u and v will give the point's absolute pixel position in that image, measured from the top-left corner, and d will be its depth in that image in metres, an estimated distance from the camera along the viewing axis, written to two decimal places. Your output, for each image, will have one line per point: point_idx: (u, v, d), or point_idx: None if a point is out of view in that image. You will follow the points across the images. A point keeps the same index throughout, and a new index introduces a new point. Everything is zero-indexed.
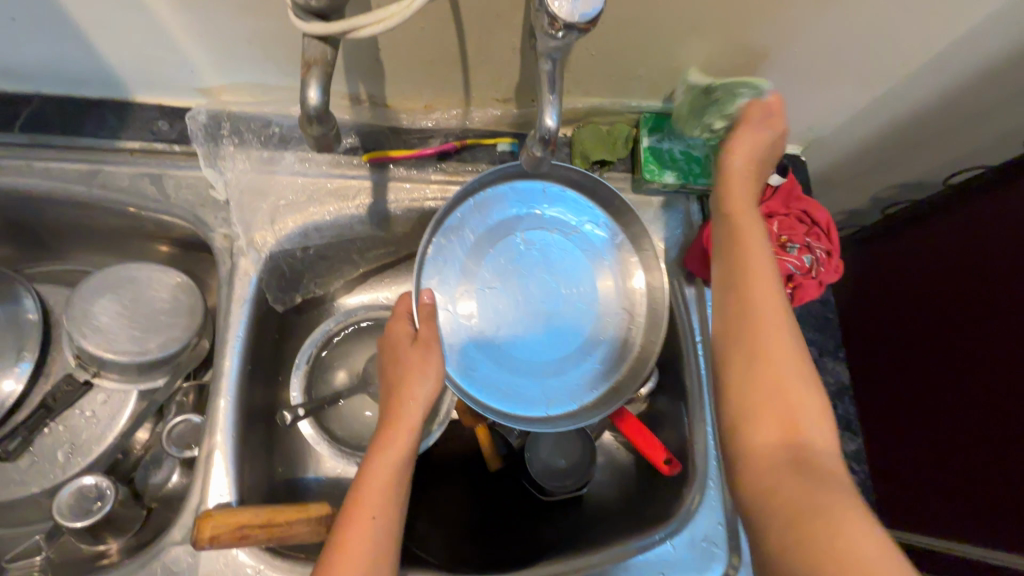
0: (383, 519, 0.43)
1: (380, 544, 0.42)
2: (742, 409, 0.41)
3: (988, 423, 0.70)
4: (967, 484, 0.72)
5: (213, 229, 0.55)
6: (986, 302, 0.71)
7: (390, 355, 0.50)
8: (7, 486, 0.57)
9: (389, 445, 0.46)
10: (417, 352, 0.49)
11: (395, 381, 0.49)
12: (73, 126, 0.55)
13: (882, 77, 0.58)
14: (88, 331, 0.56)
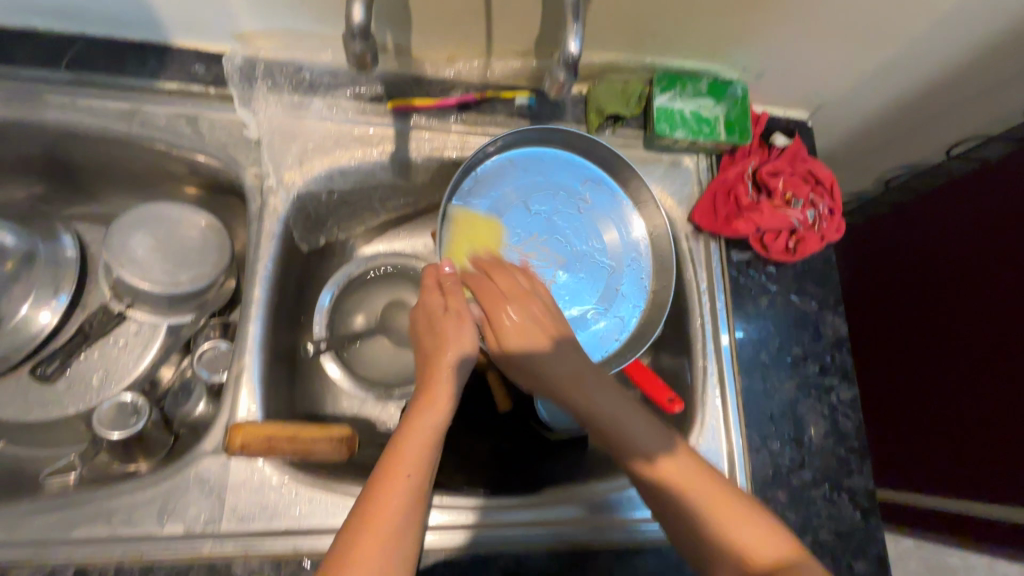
0: (418, 480, 0.41)
1: (410, 513, 0.40)
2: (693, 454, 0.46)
3: (983, 381, 0.72)
4: (964, 443, 0.74)
5: (244, 168, 0.59)
6: (983, 264, 0.73)
7: (424, 322, 0.50)
8: (43, 408, 0.61)
9: (431, 408, 0.45)
10: (451, 318, 0.49)
11: (434, 344, 0.48)
12: (113, 67, 0.58)
13: (889, 38, 0.60)
14: (126, 263, 0.59)
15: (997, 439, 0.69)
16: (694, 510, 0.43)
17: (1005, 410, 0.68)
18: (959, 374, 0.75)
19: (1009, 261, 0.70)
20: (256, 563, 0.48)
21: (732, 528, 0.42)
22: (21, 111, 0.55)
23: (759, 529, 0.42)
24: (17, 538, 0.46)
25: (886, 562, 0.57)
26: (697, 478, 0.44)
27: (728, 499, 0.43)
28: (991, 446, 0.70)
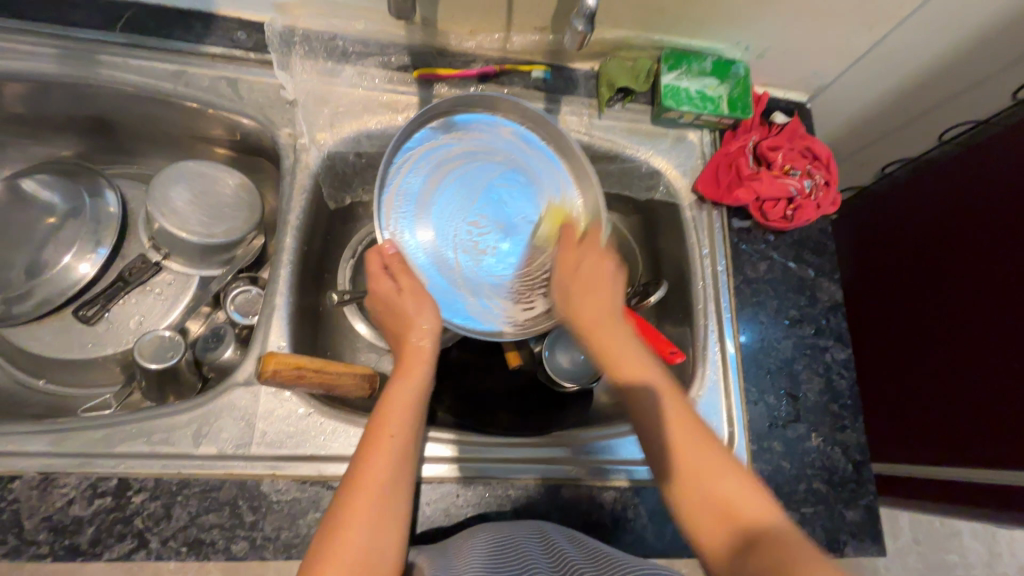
0: (400, 442, 0.46)
1: (394, 464, 0.45)
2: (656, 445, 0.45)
3: (984, 347, 0.73)
4: (964, 407, 0.75)
5: (279, 128, 0.64)
6: (983, 236, 0.76)
7: (385, 308, 0.54)
8: (82, 348, 0.64)
9: (403, 381, 0.49)
10: (409, 298, 0.52)
11: (402, 325, 0.53)
12: (162, 31, 0.62)
13: (879, 20, 0.65)
14: (166, 213, 0.63)
15: (998, 399, 0.71)
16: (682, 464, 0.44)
17: (1006, 372, 0.70)
18: (960, 342, 0.77)
19: (1007, 231, 0.72)
20: (283, 483, 0.51)
21: (721, 485, 0.42)
22: (79, 68, 0.60)
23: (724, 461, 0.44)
24: (64, 450, 0.49)
25: (877, 511, 0.60)
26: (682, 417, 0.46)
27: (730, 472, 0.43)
28: (993, 409, 0.71)
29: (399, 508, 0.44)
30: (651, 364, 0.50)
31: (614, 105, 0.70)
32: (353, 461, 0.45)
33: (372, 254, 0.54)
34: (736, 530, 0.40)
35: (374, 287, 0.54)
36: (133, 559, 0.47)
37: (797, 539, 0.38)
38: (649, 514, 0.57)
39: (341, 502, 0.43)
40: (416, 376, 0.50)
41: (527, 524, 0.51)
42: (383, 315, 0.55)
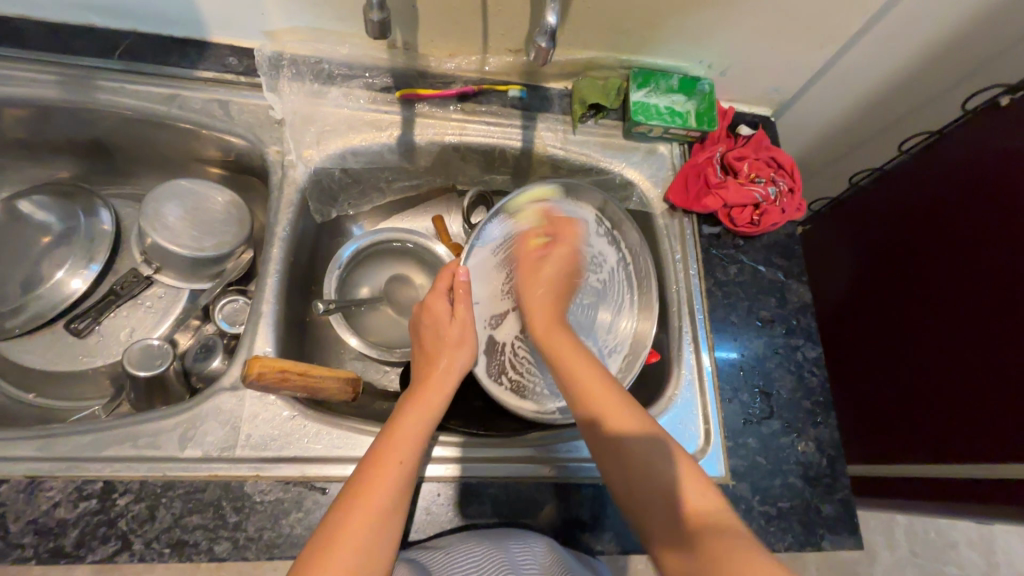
0: (410, 460, 0.47)
1: (403, 489, 0.46)
2: (638, 451, 0.47)
3: (961, 341, 0.74)
4: (945, 403, 0.76)
5: (268, 146, 0.67)
6: (951, 235, 0.78)
7: (430, 324, 0.59)
8: (74, 361, 0.66)
9: (423, 403, 0.52)
10: (456, 325, 0.58)
11: (433, 348, 0.57)
12: (160, 58, 0.66)
13: (829, 38, 0.69)
14: (158, 228, 0.66)
15: (978, 392, 0.71)
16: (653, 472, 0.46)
17: (987, 364, 0.71)
18: (935, 338, 0.78)
19: (977, 227, 0.74)
20: (266, 484, 0.52)
21: (676, 475, 0.46)
22: (77, 92, 0.63)
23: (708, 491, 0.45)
24: (51, 454, 0.50)
25: (852, 504, 0.61)
26: (646, 425, 0.49)
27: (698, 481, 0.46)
28: (972, 401, 0.72)
29: (400, 516, 0.45)
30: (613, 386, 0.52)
31: (587, 122, 0.74)
32: (359, 472, 0.46)
33: (444, 275, 0.61)
34: (687, 518, 0.43)
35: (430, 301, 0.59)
36: (117, 561, 0.47)
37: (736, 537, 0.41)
38: (627, 511, 0.58)
39: (349, 505, 0.43)
40: (432, 401, 0.53)
41: (522, 534, 0.53)
42: (422, 331, 0.59)
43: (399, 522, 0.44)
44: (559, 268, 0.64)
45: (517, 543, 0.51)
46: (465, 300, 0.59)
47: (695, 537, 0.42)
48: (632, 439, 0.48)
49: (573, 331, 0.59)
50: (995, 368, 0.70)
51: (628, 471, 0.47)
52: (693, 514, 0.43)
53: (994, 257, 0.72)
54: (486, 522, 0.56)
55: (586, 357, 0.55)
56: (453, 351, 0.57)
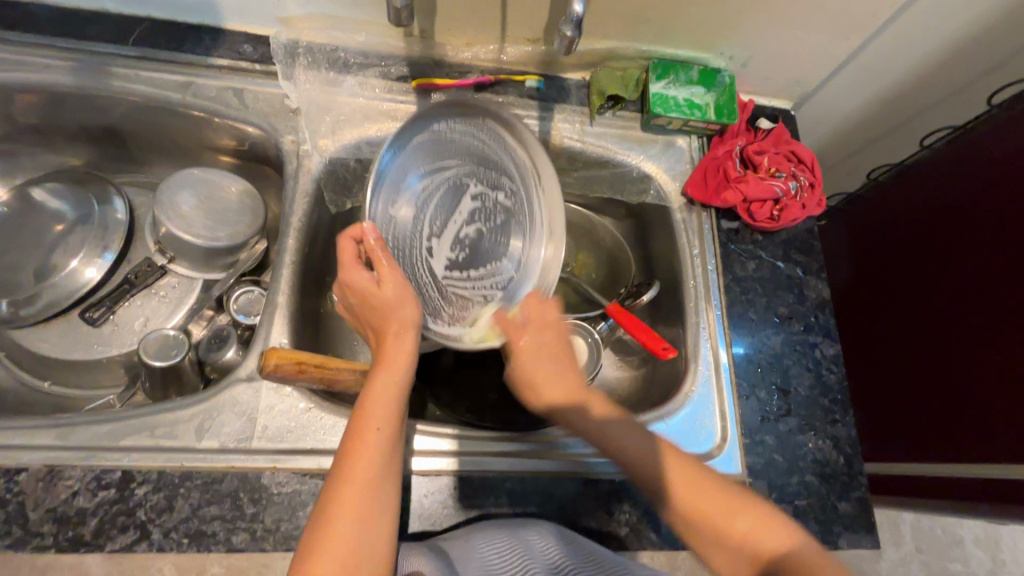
0: (387, 430, 0.46)
1: (386, 447, 0.45)
2: (693, 513, 0.47)
3: (990, 336, 0.72)
4: (972, 400, 0.73)
5: (282, 135, 0.66)
6: (976, 228, 0.76)
7: (359, 302, 0.52)
8: (88, 350, 0.66)
9: (390, 374, 0.48)
10: (388, 292, 0.49)
11: (377, 316, 0.51)
12: (174, 45, 0.65)
13: (853, 29, 0.68)
14: (172, 216, 0.65)
15: (1005, 387, 0.69)
16: (709, 504, 0.47)
17: (1003, 362, 0.70)
18: (964, 333, 0.76)
19: (995, 220, 0.74)
20: (283, 476, 0.52)
21: (735, 519, 0.46)
22: (91, 79, 0.62)
23: (758, 517, 0.46)
24: (69, 443, 0.50)
25: (869, 503, 0.61)
26: (666, 464, 0.49)
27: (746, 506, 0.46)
28: (1000, 397, 0.70)
29: (392, 482, 0.45)
30: (632, 431, 0.52)
31: (604, 113, 0.73)
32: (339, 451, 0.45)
33: (347, 237, 0.50)
34: (754, 559, 0.44)
35: (346, 277, 0.50)
36: (135, 550, 0.48)
37: (789, 538, 0.45)
38: (643, 507, 0.58)
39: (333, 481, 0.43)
40: (401, 363, 0.49)
41: (537, 524, 0.52)
42: (352, 298, 0.52)
43: (393, 479, 0.45)
44: (549, 340, 0.60)
45: (535, 533, 0.50)
46: (387, 261, 0.49)
47: (775, 569, 0.43)
48: (654, 481, 0.49)
49: (596, 397, 0.57)
50: (1009, 366, 0.69)
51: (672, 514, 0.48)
52: (776, 556, 0.43)
53: (1014, 253, 0.70)
54: (502, 515, 0.56)
55: (617, 417, 0.54)
56: (397, 312, 0.50)
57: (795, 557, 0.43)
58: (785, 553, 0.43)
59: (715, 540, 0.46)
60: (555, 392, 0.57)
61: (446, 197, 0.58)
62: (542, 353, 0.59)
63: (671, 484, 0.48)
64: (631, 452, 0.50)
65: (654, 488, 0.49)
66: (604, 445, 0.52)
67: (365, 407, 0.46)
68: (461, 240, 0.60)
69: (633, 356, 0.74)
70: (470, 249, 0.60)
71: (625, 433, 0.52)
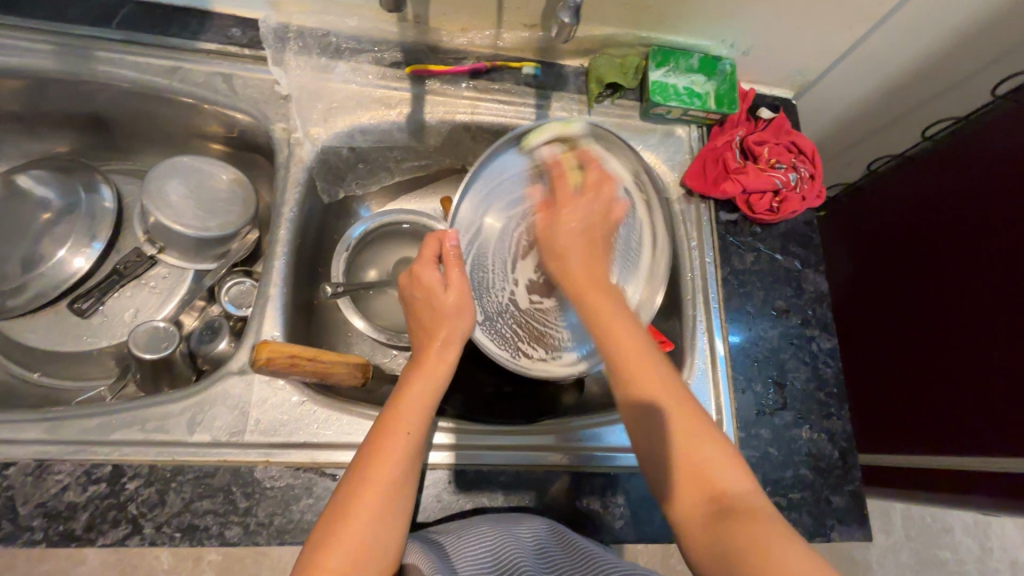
0: (416, 441, 0.45)
1: (410, 459, 0.44)
2: (677, 437, 0.44)
3: (995, 331, 0.71)
4: (967, 395, 0.74)
5: (273, 122, 0.65)
6: (984, 221, 0.74)
7: (420, 296, 0.52)
8: (78, 341, 0.65)
9: (426, 377, 0.48)
10: (454, 292, 0.51)
11: (431, 319, 0.51)
12: (161, 28, 0.63)
13: (858, 18, 0.66)
14: (161, 206, 0.64)
15: (1008, 383, 0.69)
16: (685, 457, 0.43)
17: (999, 358, 0.70)
18: (960, 327, 0.76)
19: (996, 215, 0.73)
20: (276, 470, 0.52)
21: (718, 463, 0.43)
22: (74, 63, 0.61)
23: (733, 462, 0.43)
24: (58, 437, 0.50)
25: (862, 496, 0.61)
26: (676, 401, 0.46)
27: (719, 443, 0.44)
28: (997, 391, 0.70)
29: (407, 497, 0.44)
30: (652, 355, 0.48)
31: (603, 101, 0.72)
32: (360, 457, 0.44)
33: (430, 240, 0.54)
34: (715, 499, 0.41)
35: (417, 270, 0.52)
36: (127, 544, 0.47)
37: (768, 515, 0.40)
38: (638, 500, 0.58)
39: (348, 490, 0.42)
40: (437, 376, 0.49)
41: (527, 518, 0.53)
42: (409, 297, 0.53)
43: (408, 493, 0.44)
44: (594, 212, 0.58)
45: (526, 529, 0.50)
46: (459, 266, 0.53)
47: (728, 515, 0.40)
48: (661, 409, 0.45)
49: (619, 298, 0.53)
50: (1005, 362, 0.69)
51: (652, 443, 0.45)
52: (739, 505, 0.41)
53: (1011, 248, 0.70)
54: (496, 508, 0.56)
55: (637, 338, 0.49)
56: (454, 322, 0.51)
57: (757, 506, 0.41)
58: (747, 501, 0.41)
59: (683, 475, 0.43)
60: (619, 333, 0.50)
61: (540, 224, 0.66)
62: (580, 216, 0.58)
63: (664, 419, 0.45)
64: (642, 381, 0.47)
65: (645, 410, 0.46)
66: (622, 378, 0.48)
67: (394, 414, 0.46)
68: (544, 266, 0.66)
69: None
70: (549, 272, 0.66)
71: (623, 325, 0.50)
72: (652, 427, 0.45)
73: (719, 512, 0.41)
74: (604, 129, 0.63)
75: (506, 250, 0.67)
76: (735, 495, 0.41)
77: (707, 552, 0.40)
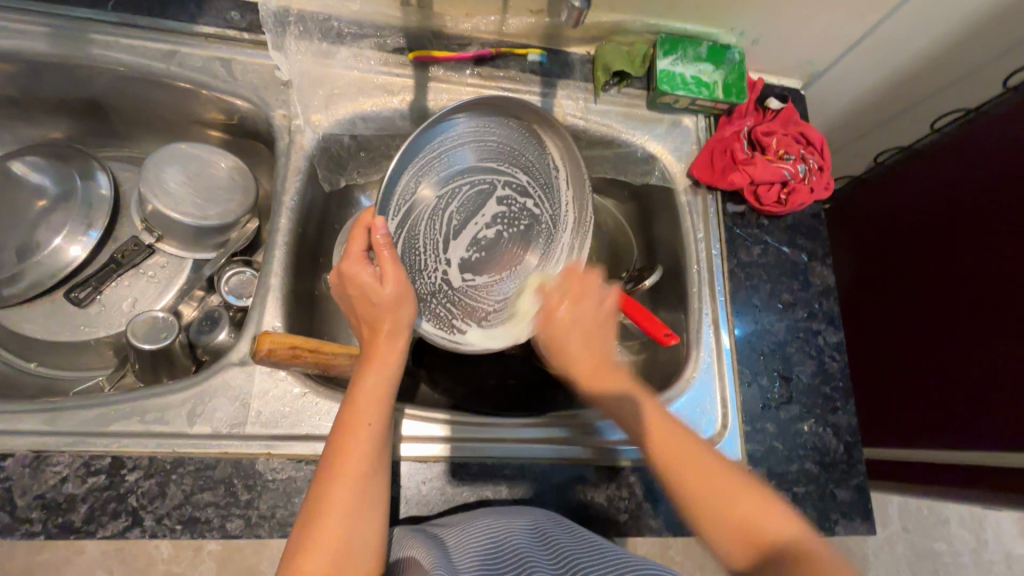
0: (378, 430, 0.44)
1: (376, 450, 0.44)
2: (706, 508, 0.42)
3: (998, 325, 0.71)
4: (967, 390, 0.74)
5: (273, 109, 0.64)
6: (989, 214, 0.74)
7: (354, 293, 0.48)
8: (75, 331, 0.64)
9: (382, 364, 0.47)
10: (391, 285, 0.47)
11: (371, 312, 0.48)
12: (157, 10, 0.62)
13: (872, 5, 0.65)
14: (158, 194, 0.62)
15: (1007, 377, 0.69)
16: (720, 516, 0.42)
17: (1000, 352, 0.70)
18: (964, 321, 0.76)
19: (999, 208, 0.72)
20: (278, 462, 0.51)
21: (757, 513, 0.41)
22: (69, 46, 0.59)
23: (766, 502, 0.42)
24: (56, 428, 0.49)
25: (866, 490, 0.61)
26: (695, 460, 0.44)
27: (756, 493, 0.43)
28: (997, 385, 0.70)
29: (381, 490, 0.43)
30: (670, 424, 0.47)
31: (610, 90, 0.71)
32: (328, 451, 0.43)
33: (358, 229, 0.48)
34: (764, 553, 0.40)
35: (347, 268, 0.48)
36: (128, 536, 0.47)
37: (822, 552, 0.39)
38: (642, 494, 0.58)
39: (320, 488, 0.42)
40: (392, 364, 0.47)
41: (528, 510, 0.52)
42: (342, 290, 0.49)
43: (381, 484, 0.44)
44: (603, 308, 0.56)
45: (528, 520, 0.50)
46: (389, 252, 0.48)
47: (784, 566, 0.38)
48: (682, 471, 0.44)
49: (627, 377, 0.52)
50: (1006, 357, 0.69)
51: (682, 495, 0.44)
52: (787, 553, 0.39)
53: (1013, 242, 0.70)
54: (500, 500, 0.55)
55: (653, 415, 0.48)
56: (396, 312, 0.48)
57: (812, 551, 0.39)
58: (796, 547, 0.39)
59: (725, 532, 0.41)
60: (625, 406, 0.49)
61: (475, 199, 0.64)
62: (589, 314, 0.55)
63: (685, 483, 0.44)
64: (663, 447, 0.46)
65: (666, 474, 0.45)
66: (644, 444, 0.47)
67: (356, 405, 0.45)
68: (478, 241, 0.65)
69: (633, 341, 0.73)
70: (485, 251, 0.65)
71: (635, 407, 0.49)
72: (678, 493, 0.44)
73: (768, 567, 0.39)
74: (572, 141, 0.60)
75: (439, 227, 0.63)
76: (782, 544, 0.40)
77: None
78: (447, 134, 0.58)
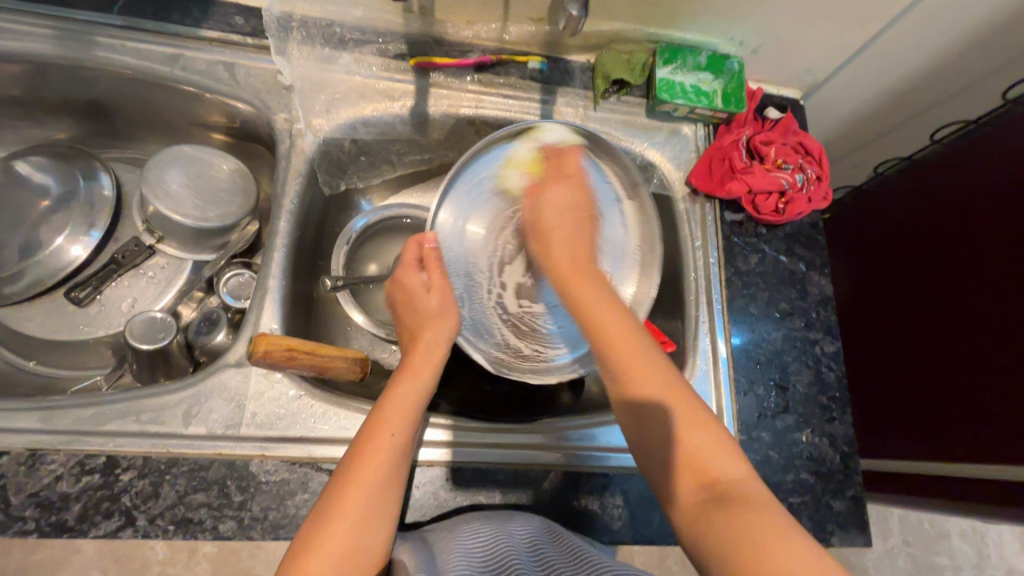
0: (401, 440, 0.45)
1: (396, 460, 0.44)
2: (669, 431, 0.45)
3: (1003, 334, 0.70)
4: (967, 403, 0.73)
5: (274, 113, 0.64)
6: (991, 226, 0.74)
7: (402, 298, 0.55)
8: (74, 330, 0.64)
9: (415, 374, 0.49)
10: (432, 295, 0.53)
11: (416, 324, 0.53)
12: (162, 14, 0.63)
13: (871, 16, 0.65)
14: (160, 195, 0.63)
15: (1007, 391, 0.68)
16: (676, 441, 0.44)
17: (1000, 365, 0.69)
18: (964, 332, 0.75)
19: (1001, 219, 0.72)
20: (272, 464, 0.51)
21: (705, 448, 0.43)
22: (74, 49, 0.60)
23: (725, 448, 0.44)
24: (52, 427, 0.49)
25: (863, 502, 0.61)
26: (661, 383, 0.47)
27: (719, 440, 0.44)
28: (998, 398, 0.69)
29: (394, 496, 0.44)
30: (641, 344, 0.49)
31: (609, 98, 0.71)
32: (348, 455, 0.44)
33: (411, 246, 0.56)
34: (709, 485, 0.42)
35: (400, 275, 0.55)
36: (120, 536, 0.47)
37: (769, 507, 0.40)
38: (637, 502, 0.58)
39: (334, 491, 0.42)
40: (427, 373, 0.50)
41: (521, 516, 0.52)
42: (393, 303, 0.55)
43: (394, 492, 0.44)
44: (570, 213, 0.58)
45: (521, 525, 0.50)
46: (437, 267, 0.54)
47: (726, 504, 0.40)
48: (645, 386, 0.46)
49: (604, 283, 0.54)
50: (1006, 369, 0.69)
51: (643, 422, 0.46)
52: (735, 496, 0.41)
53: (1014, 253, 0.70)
54: (493, 506, 0.55)
55: (624, 325, 0.50)
56: (433, 321, 0.52)
57: (754, 499, 0.40)
58: (744, 493, 0.41)
59: (677, 462, 0.44)
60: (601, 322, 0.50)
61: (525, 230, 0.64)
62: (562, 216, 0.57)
63: (656, 414, 0.46)
64: (622, 359, 0.48)
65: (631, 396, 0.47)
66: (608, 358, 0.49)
67: (385, 410, 0.46)
68: (532, 270, 0.65)
69: None
70: (543, 277, 0.65)
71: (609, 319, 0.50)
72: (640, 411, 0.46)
73: (709, 501, 0.41)
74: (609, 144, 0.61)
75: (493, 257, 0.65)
76: (732, 487, 0.41)
77: (699, 538, 0.41)
78: (482, 173, 0.62)
